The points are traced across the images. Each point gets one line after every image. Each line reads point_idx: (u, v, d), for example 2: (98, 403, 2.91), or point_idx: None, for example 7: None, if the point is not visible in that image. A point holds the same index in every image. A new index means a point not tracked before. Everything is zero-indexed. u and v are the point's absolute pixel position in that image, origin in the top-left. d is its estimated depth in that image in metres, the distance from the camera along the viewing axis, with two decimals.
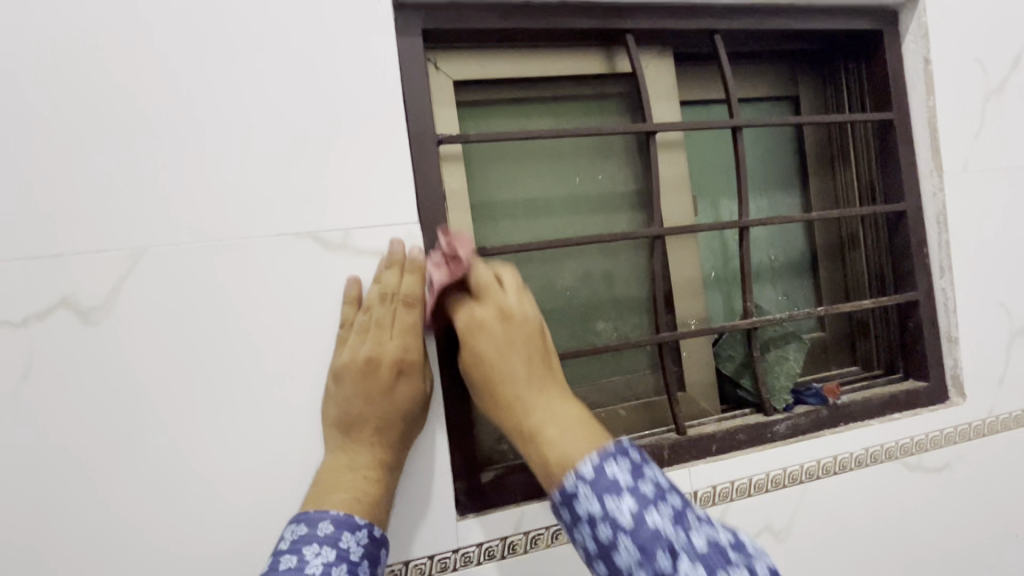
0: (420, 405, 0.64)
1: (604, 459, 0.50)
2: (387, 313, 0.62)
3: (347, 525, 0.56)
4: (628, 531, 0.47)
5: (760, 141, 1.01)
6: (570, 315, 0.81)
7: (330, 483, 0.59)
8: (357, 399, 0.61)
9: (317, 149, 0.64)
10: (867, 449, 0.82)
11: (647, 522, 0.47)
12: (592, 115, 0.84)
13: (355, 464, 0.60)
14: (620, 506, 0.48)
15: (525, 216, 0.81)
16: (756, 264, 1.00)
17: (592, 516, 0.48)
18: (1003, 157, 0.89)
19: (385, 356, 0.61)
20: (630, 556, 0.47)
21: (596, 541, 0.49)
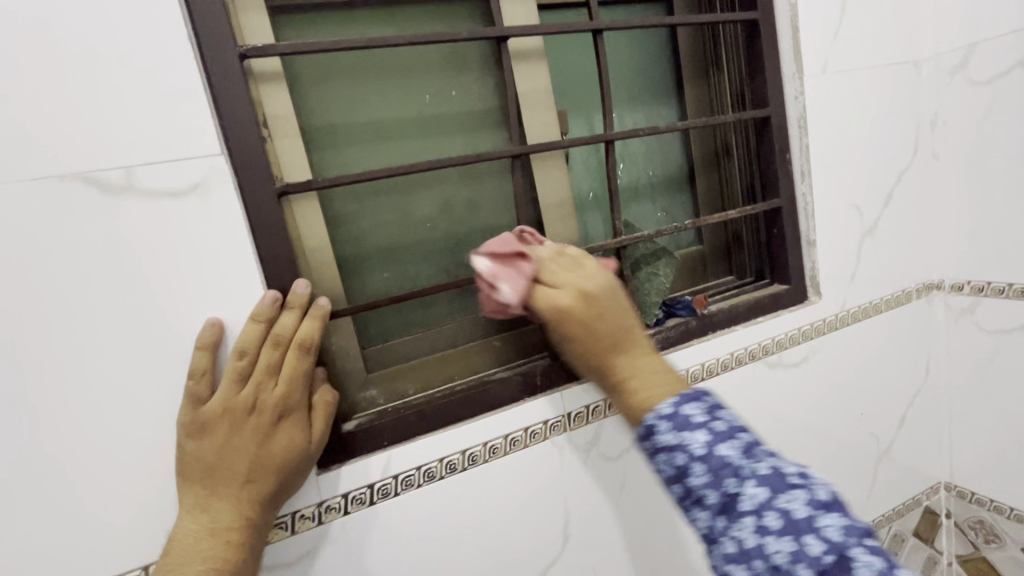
0: (303, 456, 0.58)
1: (682, 403, 0.55)
2: (274, 358, 0.57)
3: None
4: (699, 458, 0.51)
5: (635, 49, 0.96)
6: (434, 249, 0.76)
7: (190, 550, 0.52)
8: (233, 453, 0.54)
9: (69, 67, 0.50)
10: (732, 354, 0.86)
11: (719, 452, 0.51)
12: (441, 19, 0.73)
13: (219, 525, 0.53)
14: (694, 438, 0.53)
15: (373, 142, 0.72)
16: (635, 180, 0.98)
17: (671, 446, 0.53)
18: (861, 55, 0.89)
19: (269, 402, 0.56)
20: (703, 477, 0.51)
21: (673, 466, 0.53)
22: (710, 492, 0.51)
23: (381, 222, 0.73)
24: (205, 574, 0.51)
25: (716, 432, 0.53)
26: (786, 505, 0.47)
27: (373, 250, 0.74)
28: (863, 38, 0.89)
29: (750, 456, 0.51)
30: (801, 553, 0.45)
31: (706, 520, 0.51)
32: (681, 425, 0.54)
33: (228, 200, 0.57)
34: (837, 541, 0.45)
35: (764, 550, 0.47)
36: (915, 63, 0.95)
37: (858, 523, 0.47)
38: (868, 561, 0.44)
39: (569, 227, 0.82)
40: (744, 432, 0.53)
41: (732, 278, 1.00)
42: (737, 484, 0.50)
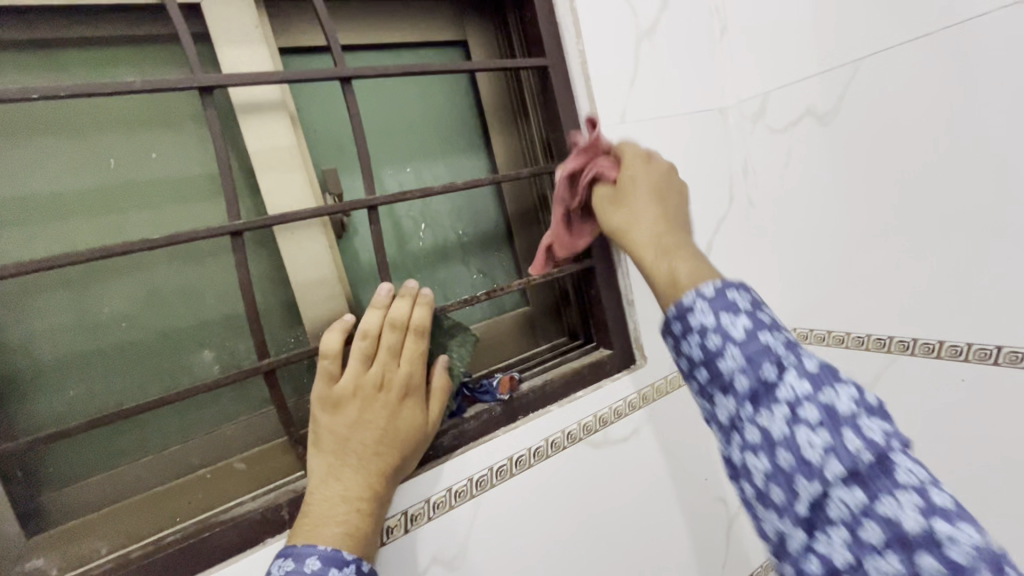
0: (419, 434, 0.61)
1: (727, 289, 0.46)
2: (396, 340, 0.60)
3: (335, 562, 0.49)
4: (737, 343, 0.44)
5: (430, 96, 0.85)
6: (141, 352, 0.59)
7: (322, 516, 0.53)
8: (362, 426, 0.56)
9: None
10: (547, 440, 0.75)
11: (761, 339, 0.43)
12: (131, 65, 0.58)
13: (348, 494, 0.54)
14: (734, 322, 0.44)
15: (33, 222, 0.55)
16: (442, 241, 0.86)
17: (705, 328, 0.45)
18: (662, 104, 0.85)
19: (395, 379, 0.59)
20: (735, 362, 0.43)
21: (702, 349, 0.46)
22: (741, 378, 0.43)
23: (54, 324, 0.56)
24: (340, 537, 0.51)
25: (761, 322, 0.44)
26: (825, 403, 0.40)
27: (46, 362, 0.55)
28: (661, 87, 0.85)
29: (794, 351, 0.43)
30: (837, 447, 0.38)
31: (733, 406, 0.44)
32: (723, 308, 0.45)
33: None
34: (879, 442, 0.38)
35: (795, 440, 0.39)
36: (721, 111, 0.93)
37: (899, 433, 0.39)
38: (911, 469, 0.37)
39: (336, 309, 0.67)
40: (788, 332, 0.45)
41: (563, 339, 0.91)
42: (776, 373, 0.42)
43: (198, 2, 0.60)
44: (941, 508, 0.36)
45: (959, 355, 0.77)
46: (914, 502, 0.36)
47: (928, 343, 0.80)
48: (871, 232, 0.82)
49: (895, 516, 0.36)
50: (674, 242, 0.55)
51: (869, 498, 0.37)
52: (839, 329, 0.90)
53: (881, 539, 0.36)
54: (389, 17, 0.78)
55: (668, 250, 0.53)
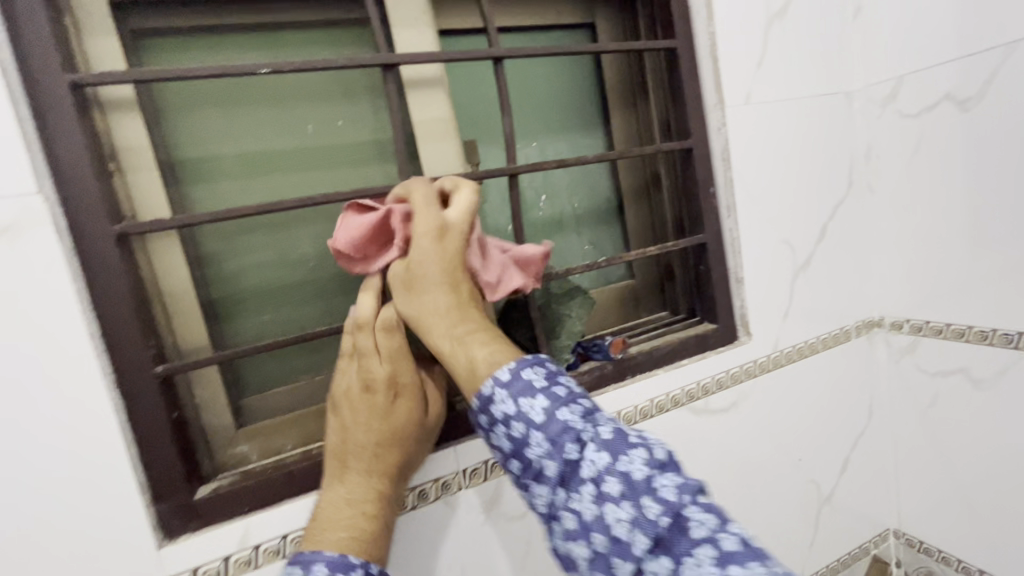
0: (420, 426, 0.60)
1: (522, 366, 0.49)
2: (373, 341, 0.58)
3: (341, 567, 0.52)
4: (539, 427, 0.46)
5: (558, 75, 0.91)
6: (320, 288, 0.71)
7: (329, 519, 0.55)
8: (357, 429, 0.57)
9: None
10: (653, 400, 0.81)
11: (558, 417, 0.46)
12: (327, 45, 0.69)
13: (353, 498, 0.56)
14: (531, 404, 0.47)
15: (249, 174, 0.67)
16: (558, 213, 0.92)
17: (508, 416, 0.48)
18: (787, 86, 0.86)
19: (381, 380, 0.58)
20: (541, 447, 0.46)
21: (514, 443, 0.48)
22: (547, 461, 0.46)
23: (259, 260, 0.68)
24: (343, 541, 0.54)
25: (553, 395, 0.47)
26: (578, 470, 0.44)
27: (252, 290, 0.68)
28: (787, 70, 0.86)
29: (590, 421, 0.46)
30: (637, 518, 0.41)
31: (549, 498, 0.46)
32: (520, 391, 0.48)
33: (46, 243, 0.51)
34: (672, 500, 0.41)
35: (604, 520, 0.42)
36: (846, 94, 0.92)
37: (691, 480, 0.43)
38: (701, 523, 0.41)
39: None
40: (585, 398, 0.48)
41: (666, 313, 0.95)
42: (576, 449, 0.44)
43: None
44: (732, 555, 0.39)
45: None
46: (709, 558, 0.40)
47: None
48: (1007, 223, 0.80)
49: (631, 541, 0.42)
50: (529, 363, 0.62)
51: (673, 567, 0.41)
52: (959, 323, 0.88)
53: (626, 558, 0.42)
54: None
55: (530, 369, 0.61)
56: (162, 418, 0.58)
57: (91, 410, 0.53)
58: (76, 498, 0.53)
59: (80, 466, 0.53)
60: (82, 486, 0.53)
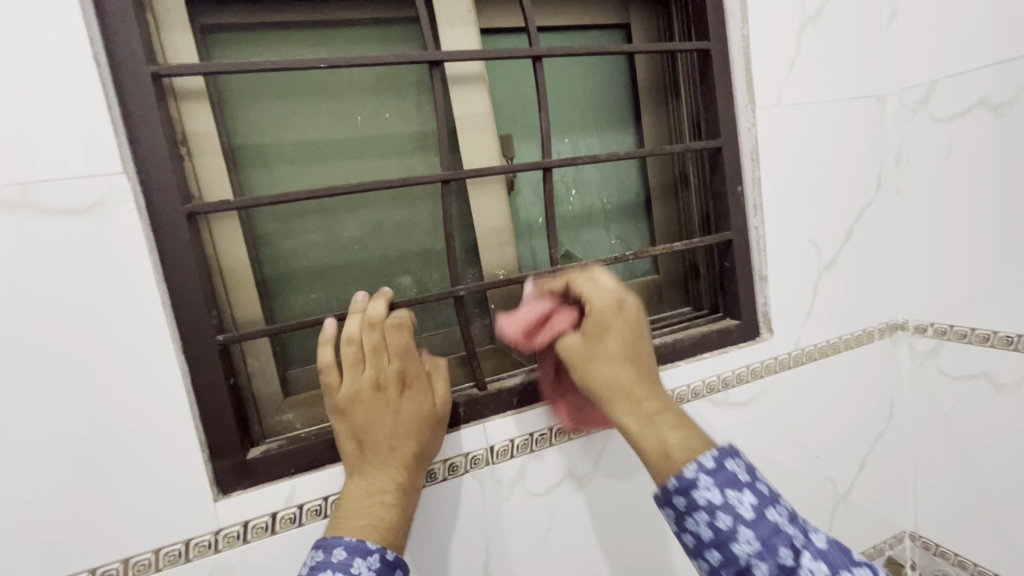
0: (429, 419, 0.65)
1: (724, 457, 0.53)
2: (378, 341, 0.63)
3: (360, 551, 0.55)
4: (748, 523, 0.51)
5: (591, 73, 0.94)
6: (363, 270, 0.75)
7: (352, 509, 0.59)
8: (371, 425, 0.62)
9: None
10: (673, 390, 0.83)
11: (769, 518, 0.51)
12: (377, 42, 0.74)
13: (373, 489, 0.60)
14: (742, 500, 0.51)
15: (302, 162, 0.72)
16: (586, 208, 0.95)
17: (712, 506, 0.51)
18: (819, 88, 0.88)
19: (390, 376, 0.63)
20: (749, 544, 0.50)
21: (713, 529, 0.51)
22: (711, 549, 0.52)
23: (308, 242, 0.73)
24: (366, 528, 0.57)
25: (761, 496, 0.52)
26: (726, 550, 0.51)
27: (301, 270, 0.73)
28: (819, 73, 0.87)
29: (799, 525, 0.52)
30: None
31: None
32: (727, 483, 0.52)
33: (127, 217, 0.56)
34: None
35: None
36: (878, 98, 0.93)
37: None
38: None
39: (506, 253, 0.80)
40: (778, 495, 0.54)
41: (688, 308, 0.97)
42: (791, 554, 0.49)
43: None
44: None
45: None
46: None
47: None
48: None
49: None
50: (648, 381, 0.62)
51: None
52: (984, 327, 0.88)
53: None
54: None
55: (640, 410, 0.60)
56: (220, 383, 0.63)
57: (161, 372, 0.59)
58: (146, 451, 0.58)
59: (150, 422, 0.58)
60: (153, 441, 0.58)
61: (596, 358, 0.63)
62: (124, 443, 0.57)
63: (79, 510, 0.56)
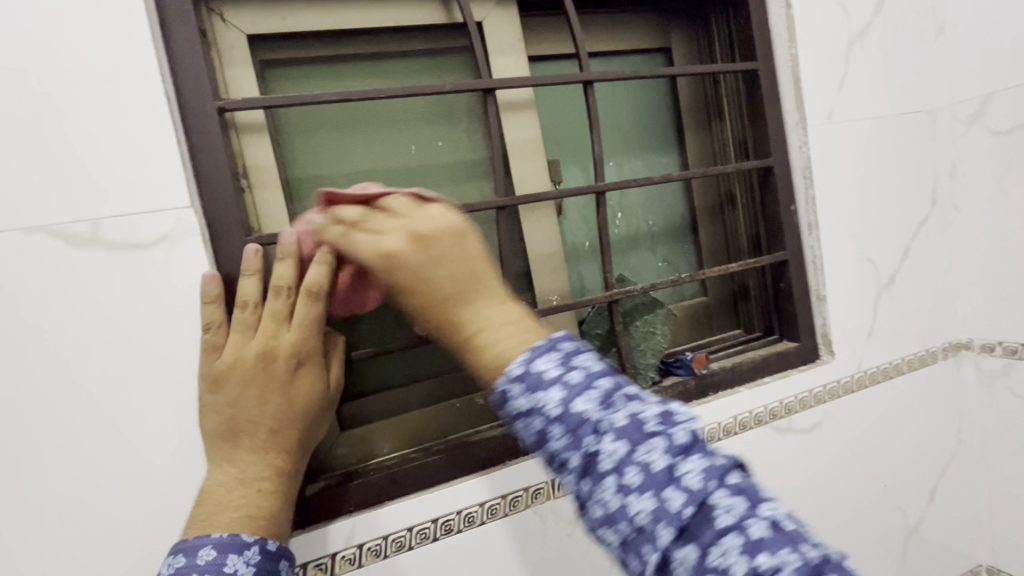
0: (319, 401, 0.57)
1: (535, 354, 0.41)
2: (278, 306, 0.55)
3: (232, 548, 0.48)
4: (559, 418, 0.39)
5: (634, 97, 0.94)
6: None
7: (213, 506, 0.50)
8: (249, 403, 0.53)
9: (26, 114, 0.50)
10: (736, 417, 0.80)
11: (576, 408, 0.39)
12: (429, 72, 0.74)
13: (247, 478, 0.52)
14: (549, 393, 0.40)
15: (357, 192, 0.72)
16: (632, 231, 0.94)
17: (534, 403, 0.40)
18: (869, 104, 0.86)
19: (280, 347, 0.54)
20: (561, 438, 0.39)
21: (533, 432, 0.41)
22: (627, 466, 0.37)
23: None
24: (239, 522, 0.49)
25: (571, 384, 0.40)
26: (685, 478, 0.37)
27: None
28: (869, 89, 0.86)
29: (608, 403, 0.39)
30: (662, 510, 0.36)
31: (573, 484, 0.40)
32: (534, 382, 0.40)
33: (193, 251, 0.56)
34: (698, 489, 0.36)
35: (627, 511, 0.37)
36: (929, 112, 0.91)
37: (717, 459, 0.38)
38: (728, 506, 0.36)
39: (559, 279, 0.79)
40: (604, 376, 0.41)
41: (740, 331, 0.94)
42: (596, 440, 0.38)
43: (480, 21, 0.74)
44: (759, 541, 0.35)
45: None
46: (737, 546, 0.35)
47: None
48: None
49: (724, 563, 0.35)
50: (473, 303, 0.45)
51: (698, 556, 0.36)
52: None
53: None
54: (612, 26, 0.88)
55: (500, 316, 0.44)
56: None
57: None
58: None
59: None
60: None
61: (485, 294, 0.46)
62: (184, 483, 0.55)
63: (138, 554, 0.54)
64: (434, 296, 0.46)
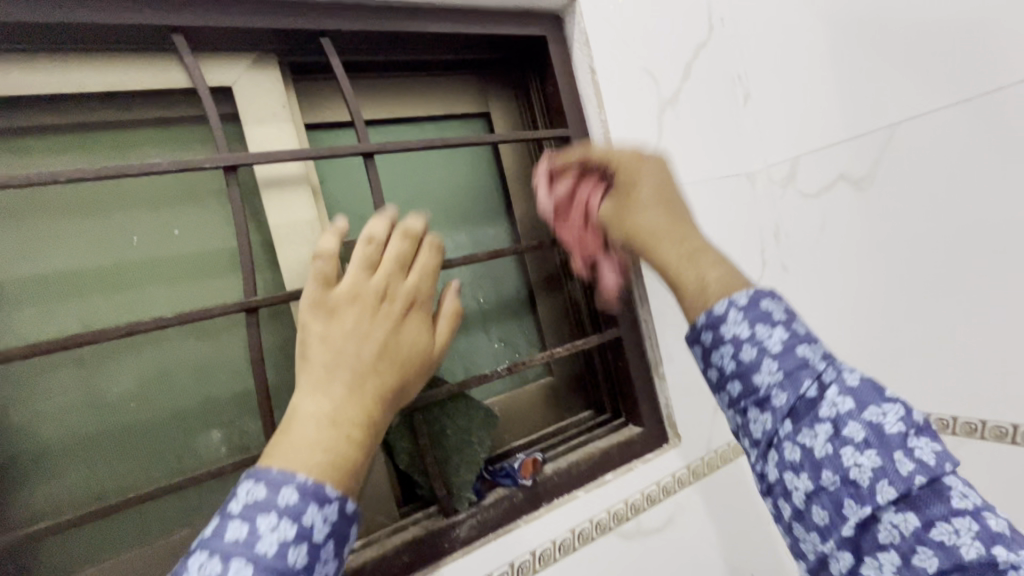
0: (427, 358, 0.53)
1: (756, 296, 0.47)
2: (401, 253, 0.53)
3: (316, 497, 0.38)
4: (773, 356, 0.44)
5: (453, 164, 0.85)
6: (145, 431, 0.57)
7: (305, 438, 0.41)
8: (371, 334, 0.48)
9: None
10: (575, 530, 0.69)
11: (797, 352, 0.44)
12: (159, 146, 0.61)
13: (342, 413, 0.43)
14: (769, 334, 0.45)
15: (49, 299, 0.54)
16: (460, 312, 0.82)
17: (738, 339, 0.46)
18: (688, 168, 0.84)
19: (399, 289, 0.51)
20: (770, 377, 0.44)
21: (732, 364, 0.47)
22: (851, 420, 0.41)
23: (59, 407, 0.54)
24: (322, 468, 0.40)
25: (797, 333, 0.45)
26: (915, 454, 0.39)
27: (46, 448, 0.53)
28: (687, 154, 0.84)
29: (832, 364, 0.44)
30: (886, 470, 0.39)
31: (766, 422, 0.44)
32: (755, 319, 0.46)
33: None
34: (931, 464, 0.39)
35: (839, 458, 0.40)
36: (748, 175, 0.91)
37: (951, 446, 0.40)
38: (964, 494, 0.38)
39: None
40: (824, 339, 0.45)
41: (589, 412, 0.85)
42: (817, 388, 0.42)
43: (229, 84, 0.62)
44: (965, 564, 0.36)
45: (1006, 437, 0.78)
46: (970, 530, 0.37)
47: (1000, 426, 0.79)
48: None
49: (949, 542, 0.37)
50: (687, 244, 0.53)
51: (921, 524, 0.38)
52: None
53: (939, 566, 0.37)
54: (416, 91, 0.79)
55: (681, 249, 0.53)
56: None
57: None
58: None
59: None
60: None
61: (659, 206, 0.57)
62: None
63: None
64: (648, 231, 0.55)
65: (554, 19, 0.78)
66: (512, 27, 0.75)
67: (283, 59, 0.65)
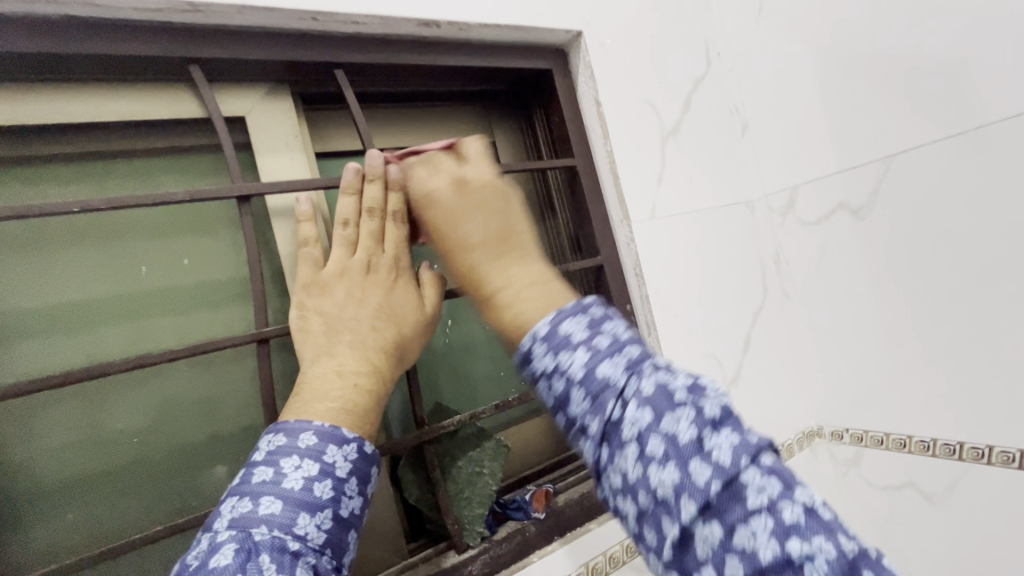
0: (423, 320, 0.55)
1: (559, 319, 0.39)
2: (374, 227, 0.54)
3: (333, 439, 0.43)
4: (578, 381, 0.37)
5: None
6: (149, 469, 0.55)
7: (315, 393, 0.45)
8: (357, 303, 0.50)
9: None
10: (586, 565, 0.67)
11: (598, 373, 0.36)
12: (171, 176, 0.60)
13: (345, 369, 0.47)
14: (573, 360, 0.37)
15: (55, 332, 0.53)
16: (466, 340, 0.81)
17: (547, 372, 0.38)
18: (690, 197, 0.85)
19: (383, 261, 0.53)
20: (582, 405, 0.36)
21: (553, 396, 0.38)
22: (651, 435, 0.33)
23: (60, 445, 0.52)
24: (334, 414, 0.44)
25: (598, 348, 0.37)
26: (712, 457, 0.32)
27: (46, 489, 0.51)
28: (689, 183, 0.85)
29: (636, 373, 0.36)
30: (684, 483, 0.32)
31: (591, 452, 0.36)
32: (558, 346, 0.38)
33: None
34: (727, 464, 0.32)
35: (646, 481, 0.33)
36: (747, 204, 0.93)
37: (752, 437, 0.33)
38: (762, 485, 0.31)
39: None
40: (635, 344, 0.38)
41: None
42: (619, 407, 0.35)
43: (243, 113, 0.62)
44: (792, 525, 0.30)
45: (1012, 463, 0.75)
46: (767, 527, 0.30)
47: (1005, 451, 0.75)
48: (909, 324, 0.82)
49: (750, 548, 0.30)
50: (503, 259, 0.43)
51: (725, 534, 0.31)
52: (898, 433, 0.86)
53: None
54: (423, 121, 0.80)
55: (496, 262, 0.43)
56: None
57: None
58: None
59: None
60: None
61: (509, 251, 0.44)
62: None
63: None
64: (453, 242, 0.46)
65: (561, 52, 0.80)
66: (520, 60, 0.76)
67: (296, 90, 0.66)
